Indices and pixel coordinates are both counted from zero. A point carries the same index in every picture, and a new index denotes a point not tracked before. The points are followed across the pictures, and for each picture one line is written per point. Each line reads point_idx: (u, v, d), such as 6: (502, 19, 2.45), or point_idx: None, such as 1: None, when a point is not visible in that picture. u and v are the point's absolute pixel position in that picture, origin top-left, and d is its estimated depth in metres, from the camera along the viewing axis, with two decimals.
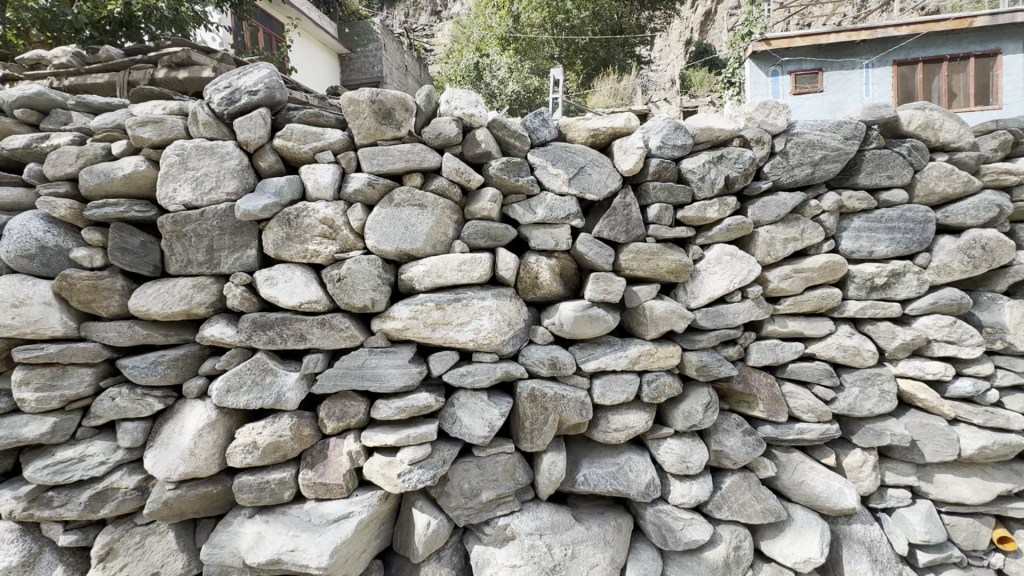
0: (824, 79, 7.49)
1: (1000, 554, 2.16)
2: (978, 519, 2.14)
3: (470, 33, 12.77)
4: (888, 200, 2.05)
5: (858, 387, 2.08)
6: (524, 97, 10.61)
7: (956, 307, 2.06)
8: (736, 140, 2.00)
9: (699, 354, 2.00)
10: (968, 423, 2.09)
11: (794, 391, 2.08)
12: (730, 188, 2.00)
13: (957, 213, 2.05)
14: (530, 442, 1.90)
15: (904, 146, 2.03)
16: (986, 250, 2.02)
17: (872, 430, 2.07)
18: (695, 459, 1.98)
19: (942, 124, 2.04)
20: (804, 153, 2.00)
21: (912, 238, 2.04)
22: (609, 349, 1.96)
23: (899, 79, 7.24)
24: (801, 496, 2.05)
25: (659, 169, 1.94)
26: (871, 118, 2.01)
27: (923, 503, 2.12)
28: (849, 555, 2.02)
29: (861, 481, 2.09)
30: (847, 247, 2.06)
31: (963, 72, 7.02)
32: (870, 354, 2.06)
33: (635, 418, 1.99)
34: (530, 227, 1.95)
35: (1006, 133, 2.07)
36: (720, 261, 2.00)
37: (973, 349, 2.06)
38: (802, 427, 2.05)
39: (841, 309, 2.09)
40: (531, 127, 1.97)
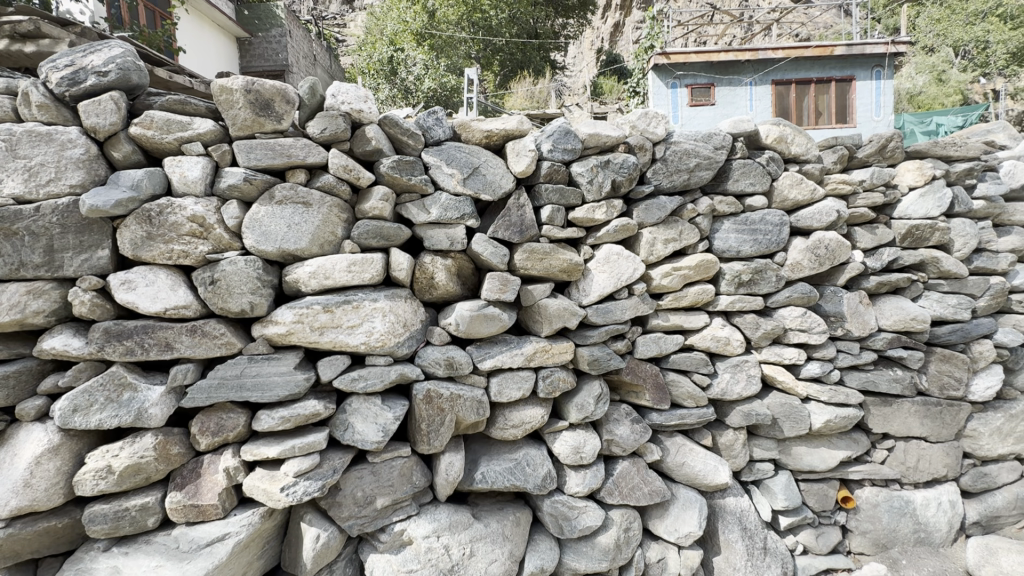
0: (716, 94, 8.27)
1: (844, 512, 2.50)
2: (827, 483, 2.46)
3: (384, 26, 12.48)
4: (751, 205, 2.29)
5: (729, 373, 2.31)
6: (440, 95, 10.56)
7: (807, 299, 2.35)
8: (622, 146, 2.13)
9: (591, 349, 2.10)
10: (817, 401, 2.40)
11: (676, 380, 2.25)
12: (617, 191, 2.12)
13: (805, 218, 2.34)
14: (427, 444, 1.87)
15: (764, 157, 2.29)
16: (829, 249, 2.33)
17: (741, 411, 2.31)
18: (589, 449, 2.07)
19: (793, 138, 2.32)
20: (680, 160, 2.17)
21: (770, 239, 2.30)
22: (506, 347, 2.00)
23: (776, 97, 8.15)
24: (683, 476, 2.24)
25: (549, 171, 2.02)
26: (737, 131, 2.23)
27: (784, 473, 2.40)
28: (723, 525, 2.25)
29: (733, 458, 2.33)
30: (718, 247, 2.28)
31: (826, 93, 8.13)
32: (738, 343, 2.30)
33: (531, 413, 2.05)
34: (425, 227, 1.93)
35: (843, 148, 2.38)
36: (608, 260, 2.11)
37: (820, 336, 2.35)
38: (682, 412, 2.23)
39: (715, 303, 2.30)
40: (425, 125, 1.95)
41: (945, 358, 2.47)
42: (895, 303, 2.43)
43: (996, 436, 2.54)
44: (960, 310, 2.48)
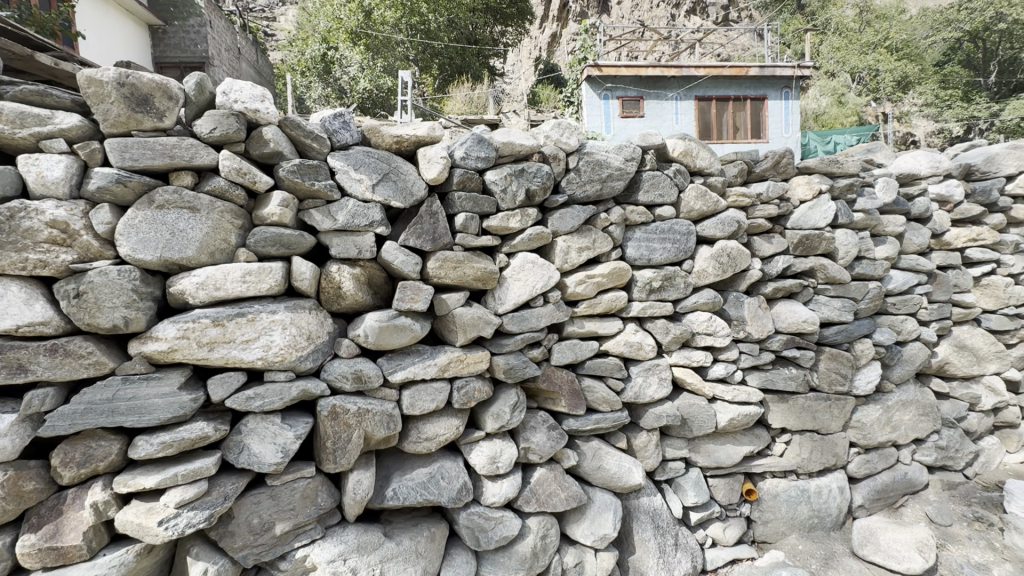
0: (644, 106, 8.73)
1: (748, 503, 2.67)
2: (733, 478, 2.61)
3: (317, 23, 12.07)
4: (661, 215, 2.39)
5: (642, 377, 2.39)
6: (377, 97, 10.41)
7: (712, 304, 2.48)
8: (536, 155, 2.15)
9: (506, 357, 2.10)
10: (723, 400, 2.54)
11: (592, 386, 2.30)
12: (531, 200, 2.13)
13: (710, 227, 2.47)
14: (333, 462, 1.78)
15: (671, 169, 2.39)
16: (730, 258, 2.47)
17: (653, 413, 2.40)
18: (505, 458, 2.07)
19: (698, 152, 2.44)
20: (593, 170, 2.22)
21: (678, 247, 2.41)
22: (418, 358, 1.95)
23: (699, 113, 8.84)
24: (599, 479, 2.28)
25: (462, 179, 2.00)
26: (646, 144, 2.32)
27: (694, 471, 2.53)
28: (637, 525, 2.33)
29: (646, 459, 2.42)
30: (630, 255, 2.35)
31: (743, 110, 8.95)
32: (650, 348, 2.39)
33: (446, 425, 2.01)
34: (331, 234, 1.84)
35: (742, 163, 2.54)
36: (523, 268, 2.12)
37: (724, 339, 2.49)
38: (598, 417, 2.29)
39: (628, 309, 2.38)
40: (331, 128, 1.86)
41: (833, 356, 2.69)
42: (789, 307, 2.63)
43: (877, 426, 2.80)
44: (843, 312, 2.72)
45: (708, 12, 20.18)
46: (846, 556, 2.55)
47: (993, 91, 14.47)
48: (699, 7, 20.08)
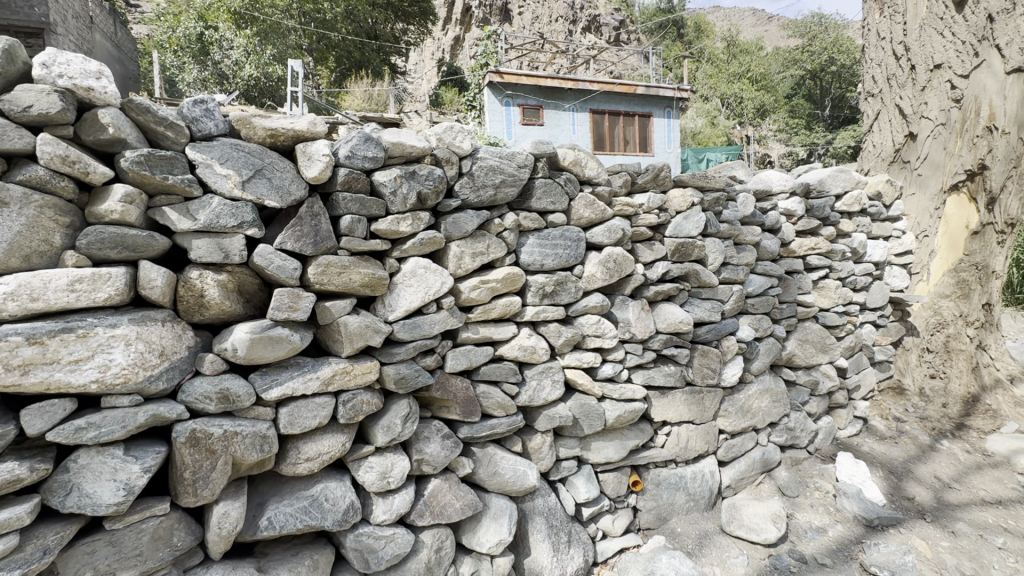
0: (543, 115, 9.26)
1: (634, 494, 2.83)
2: (621, 472, 2.76)
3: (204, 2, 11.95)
4: (553, 221, 2.46)
5: (535, 380, 2.44)
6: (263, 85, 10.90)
7: (601, 308, 2.60)
8: (428, 158, 2.09)
9: (397, 367, 2.02)
10: (611, 398, 2.68)
11: (486, 392, 2.29)
12: (423, 204, 2.07)
13: (598, 234, 2.59)
14: (193, 495, 1.57)
15: (562, 178, 2.46)
16: (617, 263, 2.61)
17: (546, 415, 2.45)
18: (396, 473, 1.98)
19: (587, 163, 2.54)
20: (486, 176, 2.22)
21: (570, 253, 2.49)
22: (297, 372, 1.79)
23: (592, 124, 9.61)
24: (495, 485, 2.28)
25: (347, 179, 1.87)
26: (538, 152, 2.36)
27: (586, 468, 2.64)
28: (532, 526, 2.37)
29: (541, 460, 2.47)
30: (524, 260, 2.38)
31: (631, 125, 9.99)
32: (544, 351, 2.44)
33: (331, 442, 1.87)
34: (189, 235, 1.62)
35: (627, 174, 2.69)
36: (415, 274, 2.06)
37: (612, 340, 2.62)
38: (493, 422, 2.29)
39: (522, 314, 2.41)
40: (190, 116, 1.63)
41: (704, 352, 2.96)
42: (668, 309, 2.84)
43: (740, 413, 3.14)
44: (712, 312, 3.01)
45: (602, 31, 21.68)
46: (716, 533, 2.81)
47: (828, 122, 17.12)
48: (593, 24, 21.56)
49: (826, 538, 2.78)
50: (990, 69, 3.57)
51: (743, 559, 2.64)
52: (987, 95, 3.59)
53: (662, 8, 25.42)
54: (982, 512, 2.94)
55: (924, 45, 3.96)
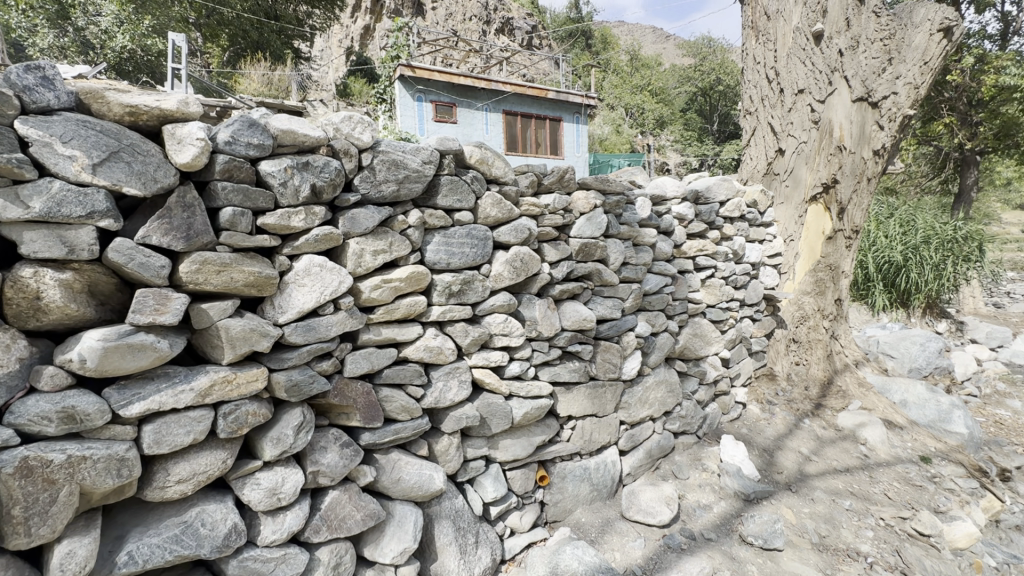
0: (457, 113, 9.35)
1: (541, 489, 2.90)
2: (529, 468, 2.80)
3: None
4: (459, 220, 2.42)
5: (442, 381, 2.38)
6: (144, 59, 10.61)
7: (508, 306, 2.61)
8: (324, 148, 1.95)
9: (288, 374, 1.87)
10: (518, 396, 2.71)
11: (390, 396, 2.20)
12: (318, 197, 1.93)
13: (505, 234, 2.59)
14: (26, 535, 1.32)
15: (468, 176, 2.43)
16: (523, 263, 2.64)
17: (453, 416, 2.41)
18: (288, 488, 1.83)
19: (494, 161, 2.52)
20: (388, 171, 2.12)
21: (476, 252, 2.47)
22: (166, 384, 1.58)
23: (506, 126, 9.84)
24: (399, 492, 2.21)
25: (227, 167, 1.69)
26: (443, 148, 2.30)
27: (493, 467, 2.64)
28: (439, 531, 2.32)
29: (448, 463, 2.43)
30: (429, 259, 2.32)
31: (543, 129, 10.36)
32: (450, 351, 2.40)
33: (209, 460, 1.68)
34: (19, 227, 1.36)
35: (533, 174, 2.72)
36: (309, 272, 1.92)
37: (518, 338, 2.64)
38: (396, 427, 2.21)
39: (427, 314, 2.34)
40: (20, 83, 1.37)
41: (606, 348, 3.10)
42: (573, 307, 2.93)
43: (638, 404, 3.33)
44: (614, 309, 3.16)
45: (514, 34, 22.17)
46: (618, 519, 2.96)
47: (716, 136, 18.93)
48: (506, 26, 21.94)
49: (712, 514, 3.04)
50: (841, 97, 4.15)
51: (640, 542, 2.80)
52: (839, 119, 4.16)
53: (572, 17, 26.47)
54: (834, 480, 3.40)
55: (790, 71, 4.47)
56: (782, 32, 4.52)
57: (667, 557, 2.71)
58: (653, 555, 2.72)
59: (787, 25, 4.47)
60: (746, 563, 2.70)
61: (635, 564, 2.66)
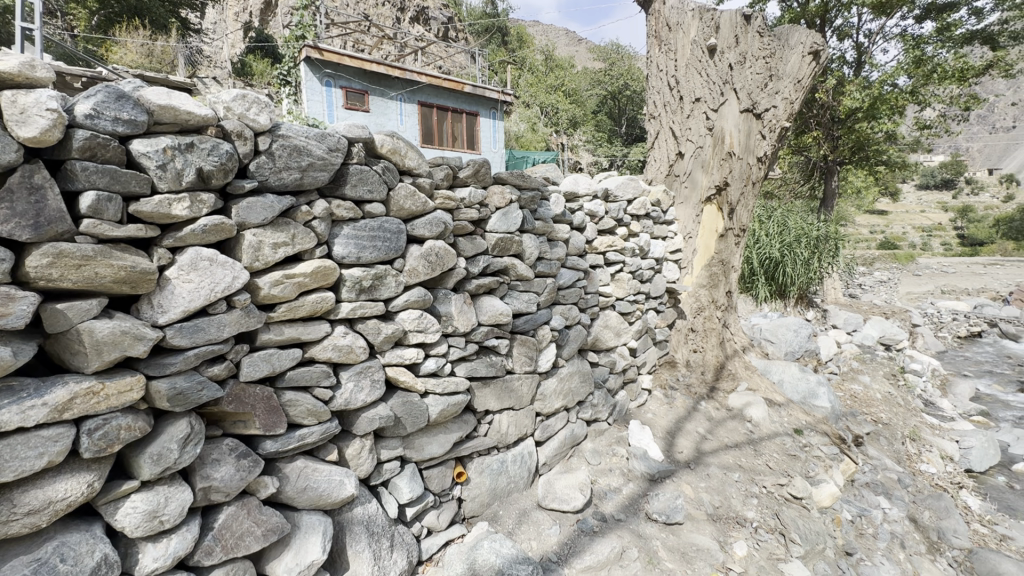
0: (369, 101, 9.01)
1: (458, 485, 2.87)
2: (446, 466, 2.77)
3: None
4: (370, 212, 2.30)
5: (352, 382, 2.26)
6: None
7: (423, 302, 2.54)
8: (212, 129, 1.75)
9: (171, 381, 1.66)
10: (434, 394, 2.65)
11: (293, 399, 2.05)
12: (206, 183, 1.73)
13: (419, 227, 2.51)
14: None
15: (379, 165, 2.31)
16: (438, 257, 2.58)
17: (365, 417, 2.31)
18: (172, 509, 1.64)
19: (407, 152, 2.42)
20: (289, 157, 1.95)
21: (389, 245, 2.37)
22: (11, 399, 1.34)
23: (421, 117, 9.65)
24: (306, 501, 2.08)
25: (88, 144, 1.45)
26: (351, 135, 2.16)
27: (409, 466, 2.57)
28: (350, 538, 2.21)
29: (359, 466, 2.32)
30: (337, 253, 2.18)
31: (459, 122, 10.28)
32: (361, 350, 2.29)
33: (70, 485, 1.45)
34: None
35: (448, 167, 2.66)
36: (195, 267, 1.71)
37: (434, 335, 2.58)
38: (301, 433, 2.06)
39: (336, 311, 2.21)
40: None
41: (522, 342, 3.15)
42: (489, 302, 2.93)
43: (553, 395, 3.41)
44: (529, 303, 3.20)
45: (429, 24, 21.80)
46: (534, 509, 3.02)
47: (624, 138, 20.00)
48: (420, 16, 21.48)
49: (621, 496, 3.21)
50: (731, 108, 4.55)
51: (555, 529, 2.88)
52: (730, 128, 4.57)
53: (488, 12, 26.47)
54: (726, 456, 3.74)
55: (688, 81, 4.80)
56: (681, 43, 4.83)
57: (581, 541, 2.82)
58: (568, 540, 2.82)
59: (685, 37, 4.79)
60: (652, 539, 2.89)
61: (551, 550, 2.74)
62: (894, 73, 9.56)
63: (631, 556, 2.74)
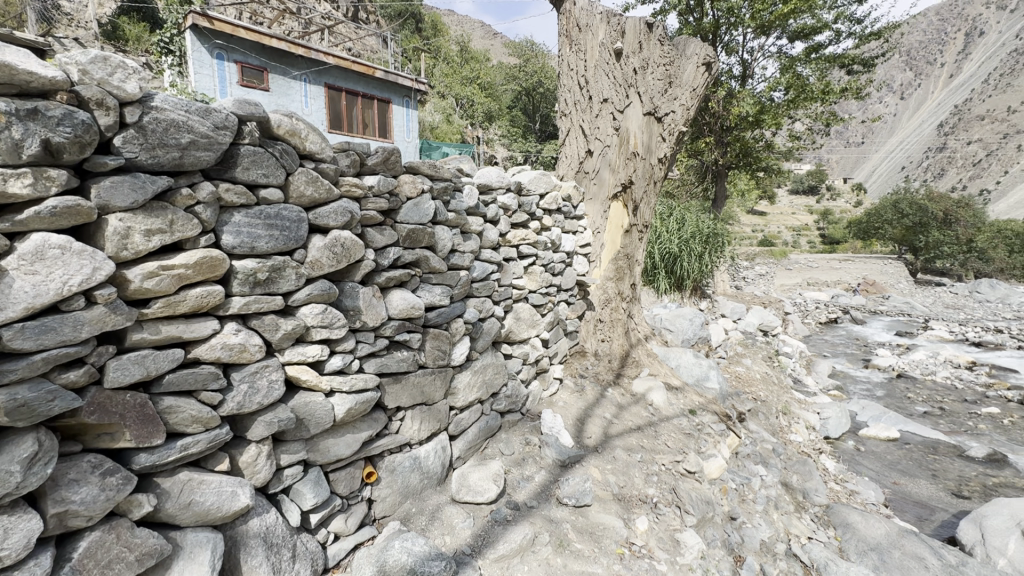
0: (269, 80, 8.40)
1: (368, 486, 2.76)
2: (354, 466, 2.65)
3: None
4: (266, 197, 2.10)
5: (246, 384, 2.07)
6: None
7: (327, 296, 2.39)
8: (64, 94, 1.49)
9: (11, 391, 1.40)
10: (340, 392, 2.52)
11: (174, 406, 1.83)
12: (55, 158, 1.47)
13: (323, 216, 2.34)
14: None
15: (276, 148, 2.12)
16: (345, 248, 2.43)
17: (262, 421, 2.13)
18: (15, 541, 1.39)
19: (308, 134, 2.24)
20: (164, 133, 1.72)
21: (289, 235, 2.19)
22: None
23: (328, 101, 9.08)
24: (191, 517, 1.87)
25: None
26: (242, 113, 1.96)
27: (313, 471, 2.42)
28: (245, 553, 2.03)
29: (256, 474, 2.14)
30: (227, 242, 1.98)
31: (370, 109, 9.82)
32: (256, 348, 2.10)
33: None
34: None
35: (355, 154, 2.51)
36: (42, 255, 1.45)
37: (340, 331, 2.44)
38: (185, 443, 1.85)
39: (226, 306, 2.01)
40: None
41: (435, 335, 3.09)
42: (400, 295, 2.83)
43: (467, 388, 3.39)
44: (443, 297, 3.14)
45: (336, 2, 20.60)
46: (448, 503, 2.99)
47: (538, 135, 20.43)
48: None
49: (533, 484, 3.29)
50: (635, 110, 4.80)
51: (468, 522, 2.87)
52: (634, 129, 4.82)
53: None
54: (630, 438, 3.97)
55: (597, 81, 4.98)
56: (590, 45, 5.00)
57: (494, 531, 2.84)
58: (482, 532, 2.83)
59: (594, 39, 4.97)
60: (562, 523, 2.99)
61: (465, 544, 2.74)
62: (772, 88, 10.69)
63: (543, 541, 2.82)
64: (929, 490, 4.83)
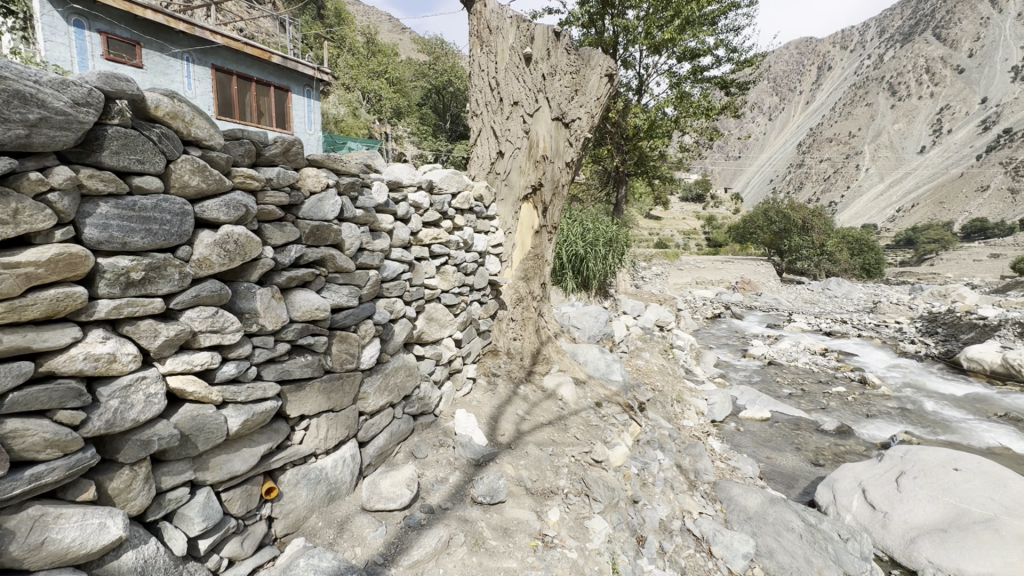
0: (143, 56, 7.53)
1: (267, 503, 2.55)
2: (250, 483, 2.44)
3: None
4: (141, 187, 1.86)
5: (118, 399, 1.82)
6: None
7: (217, 298, 2.17)
8: None
9: None
10: (234, 403, 2.30)
11: (21, 429, 1.54)
12: None
13: (212, 209, 2.12)
14: None
15: (154, 131, 1.87)
16: (239, 245, 2.22)
17: (137, 440, 1.88)
18: None
19: (193, 119, 2.02)
20: (5, 104, 1.44)
21: (169, 230, 1.95)
22: None
23: (216, 85, 8.29)
24: (45, 558, 1.60)
25: None
26: (109, 89, 1.71)
27: (202, 491, 2.18)
28: None
29: (130, 501, 1.89)
30: (92, 236, 1.71)
31: (266, 96, 9.08)
32: (131, 358, 1.85)
33: None
34: None
35: (250, 143, 2.31)
36: None
37: (234, 335, 2.23)
38: (36, 471, 1.57)
39: (89, 310, 1.74)
40: None
41: (342, 338, 2.93)
42: (303, 296, 2.65)
43: (377, 392, 3.27)
44: (350, 297, 3.00)
45: None
46: (358, 513, 2.86)
47: (449, 133, 20.21)
48: None
49: (448, 485, 3.26)
50: (544, 115, 4.96)
51: (381, 530, 2.77)
52: (543, 133, 4.98)
53: None
54: (542, 433, 4.09)
55: (507, 84, 5.05)
56: (500, 47, 5.05)
57: (408, 537, 2.77)
58: (395, 539, 2.74)
59: (504, 42, 5.03)
60: (476, 522, 2.99)
61: (377, 553, 2.64)
62: (664, 103, 11.61)
63: (458, 542, 2.81)
64: (794, 461, 5.57)
